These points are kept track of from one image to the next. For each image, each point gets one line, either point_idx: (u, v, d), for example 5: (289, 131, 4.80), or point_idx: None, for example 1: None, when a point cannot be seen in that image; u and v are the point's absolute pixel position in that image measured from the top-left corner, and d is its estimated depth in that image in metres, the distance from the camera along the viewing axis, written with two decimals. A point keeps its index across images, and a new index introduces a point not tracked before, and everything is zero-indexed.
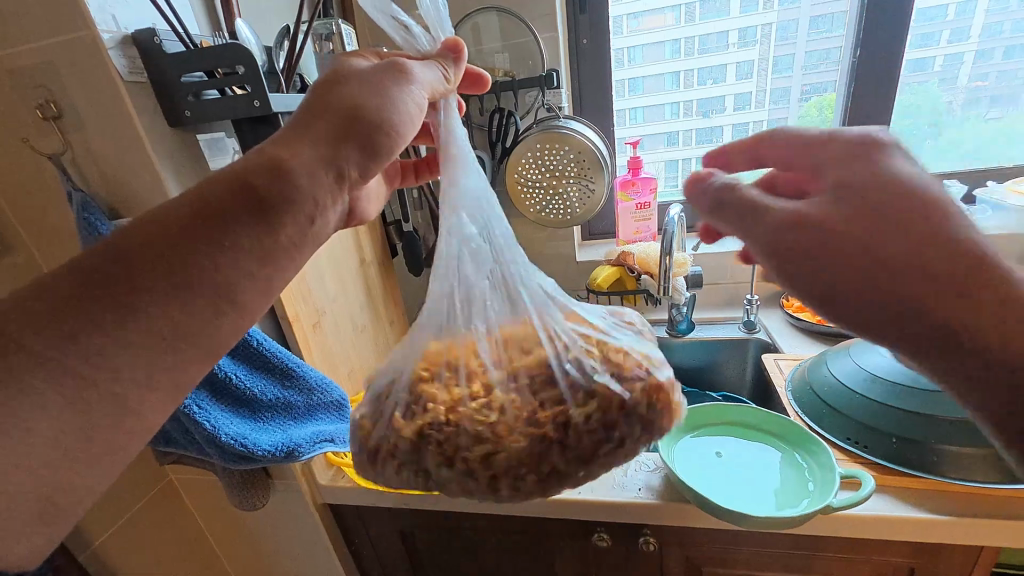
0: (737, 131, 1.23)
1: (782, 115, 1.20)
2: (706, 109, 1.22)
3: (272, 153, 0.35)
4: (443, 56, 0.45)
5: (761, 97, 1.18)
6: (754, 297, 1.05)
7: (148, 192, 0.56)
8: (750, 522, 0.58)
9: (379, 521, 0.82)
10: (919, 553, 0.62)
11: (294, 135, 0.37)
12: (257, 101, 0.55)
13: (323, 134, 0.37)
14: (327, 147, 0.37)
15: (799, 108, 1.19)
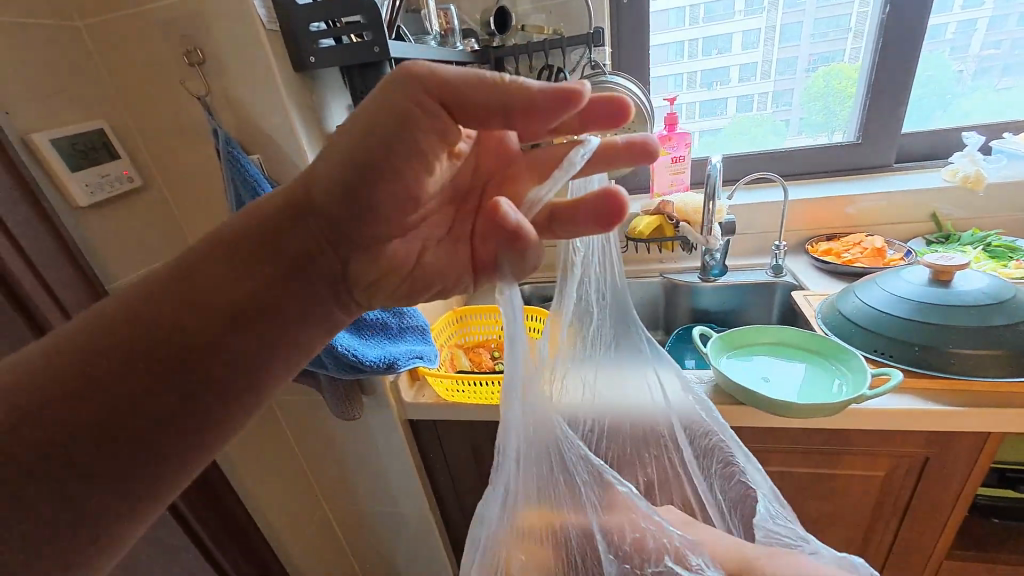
0: (741, 103, 1.33)
1: (787, 86, 1.29)
2: (709, 81, 1.31)
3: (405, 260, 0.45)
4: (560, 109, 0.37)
5: (767, 67, 1.28)
6: (781, 243, 1.15)
7: (277, 130, 0.64)
8: (803, 409, 0.69)
9: (452, 436, 0.93)
10: (933, 444, 0.73)
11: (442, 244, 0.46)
12: (376, 48, 0.62)
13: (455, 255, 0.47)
14: (451, 253, 0.47)
15: (805, 79, 1.28)
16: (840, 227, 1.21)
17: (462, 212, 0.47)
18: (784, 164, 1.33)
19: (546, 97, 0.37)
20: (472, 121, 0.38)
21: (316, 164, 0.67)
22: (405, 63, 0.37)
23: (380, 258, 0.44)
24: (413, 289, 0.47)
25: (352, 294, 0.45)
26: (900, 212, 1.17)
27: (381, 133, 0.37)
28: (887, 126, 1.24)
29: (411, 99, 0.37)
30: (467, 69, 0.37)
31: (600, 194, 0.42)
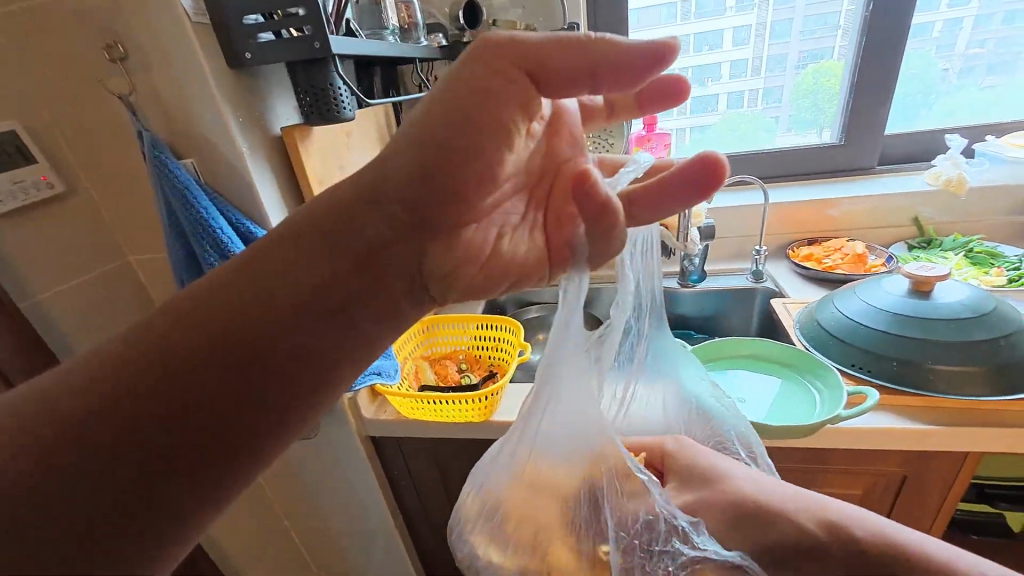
0: (732, 99, 1.29)
1: (777, 83, 1.26)
2: (701, 78, 1.28)
3: (490, 247, 0.42)
4: (652, 65, 0.35)
5: (757, 64, 1.24)
6: (761, 248, 1.12)
7: (211, 132, 0.59)
8: (774, 431, 0.66)
9: (416, 453, 0.89)
10: (912, 462, 0.71)
11: (528, 228, 0.44)
12: (316, 43, 0.56)
13: (536, 243, 0.45)
14: (535, 237, 0.45)
15: (795, 76, 1.24)
16: (821, 230, 1.18)
17: (535, 203, 0.45)
18: (765, 166, 1.29)
19: (641, 54, 0.34)
20: (557, 88, 0.36)
21: (257, 170, 0.62)
22: (482, 36, 0.35)
23: (459, 245, 0.39)
24: (489, 281, 0.42)
25: (428, 290, 0.40)
26: (882, 216, 1.15)
27: (461, 105, 0.34)
28: (871, 127, 1.21)
29: (485, 70, 0.34)
30: (550, 32, 0.35)
31: (689, 161, 0.41)
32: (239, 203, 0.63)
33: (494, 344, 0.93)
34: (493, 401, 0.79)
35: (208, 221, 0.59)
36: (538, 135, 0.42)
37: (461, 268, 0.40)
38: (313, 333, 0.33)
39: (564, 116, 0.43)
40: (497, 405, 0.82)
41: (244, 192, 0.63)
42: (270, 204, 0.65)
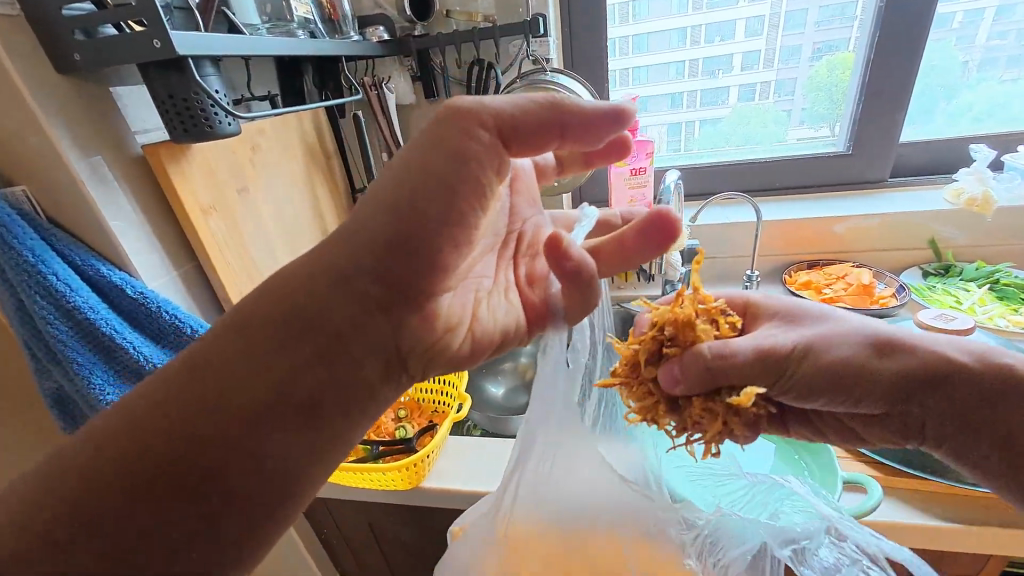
0: (743, 92, 1.11)
1: (791, 75, 1.08)
2: (711, 69, 1.10)
3: (471, 317, 0.38)
4: (612, 120, 0.34)
5: (771, 56, 1.07)
6: (754, 273, 0.98)
7: (40, 153, 0.47)
8: None
9: (345, 512, 0.78)
10: (919, 558, 0.58)
11: (504, 291, 0.41)
12: (156, 41, 0.44)
13: (517, 307, 0.42)
14: (515, 303, 0.41)
15: (809, 68, 1.07)
16: (824, 251, 1.04)
17: (504, 262, 0.42)
18: (762, 175, 1.15)
19: (608, 114, 0.33)
20: (529, 149, 0.32)
21: (105, 197, 0.51)
22: (446, 102, 0.31)
23: (440, 314, 0.35)
24: (475, 350, 0.38)
25: (409, 369, 0.35)
26: (892, 237, 1.00)
27: (433, 174, 0.29)
28: (885, 134, 1.06)
29: (459, 135, 0.30)
30: (518, 96, 0.32)
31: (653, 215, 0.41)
32: (89, 240, 0.52)
33: (438, 388, 0.81)
34: (424, 465, 0.67)
35: (36, 265, 0.47)
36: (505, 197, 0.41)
37: (445, 340, 0.35)
38: (215, 444, 0.27)
39: (520, 179, 0.43)
40: (429, 468, 0.70)
41: (93, 227, 0.51)
42: (127, 238, 0.53)
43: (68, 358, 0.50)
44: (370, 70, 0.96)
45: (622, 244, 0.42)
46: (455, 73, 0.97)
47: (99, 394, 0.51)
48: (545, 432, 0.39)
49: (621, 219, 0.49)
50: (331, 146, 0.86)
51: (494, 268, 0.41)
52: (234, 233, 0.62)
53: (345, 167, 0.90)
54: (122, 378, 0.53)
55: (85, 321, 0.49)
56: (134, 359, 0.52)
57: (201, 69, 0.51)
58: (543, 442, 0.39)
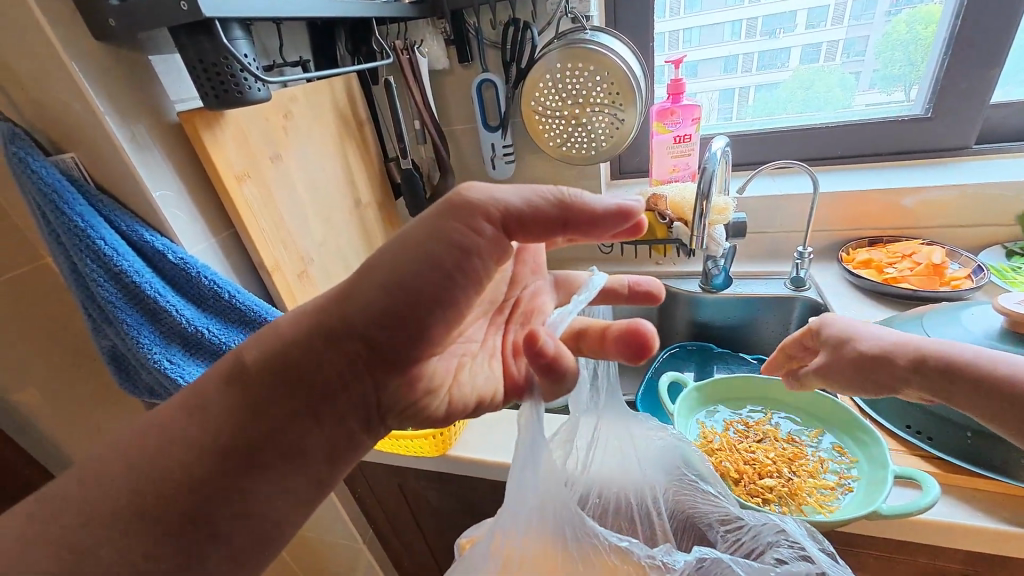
0: (806, 52, 1.01)
1: (864, 32, 0.97)
2: (771, 28, 1.00)
3: (448, 384, 0.39)
4: (614, 220, 0.33)
5: (840, 11, 0.96)
6: (807, 249, 0.91)
7: (84, 120, 0.49)
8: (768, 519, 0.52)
9: (377, 474, 0.81)
10: (978, 562, 0.54)
11: (488, 358, 0.43)
12: (183, 3, 0.44)
13: (498, 376, 0.42)
14: (497, 373, 0.42)
15: (884, 24, 0.95)
16: (889, 227, 0.95)
17: (495, 326, 0.45)
18: (824, 143, 1.05)
19: (609, 213, 0.33)
20: (528, 236, 0.33)
21: (147, 165, 0.53)
22: (456, 190, 0.33)
23: (423, 376, 0.38)
24: (449, 415, 0.39)
25: (386, 423, 0.38)
26: (972, 213, 0.90)
27: (419, 257, 0.32)
28: (972, 96, 0.94)
29: (461, 226, 0.32)
30: (524, 189, 0.33)
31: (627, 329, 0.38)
32: (133, 206, 0.54)
33: None
34: (451, 434, 0.68)
35: (85, 230, 0.49)
36: (506, 268, 0.44)
37: (424, 401, 0.38)
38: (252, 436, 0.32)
39: (527, 251, 0.45)
40: (457, 437, 0.71)
41: (137, 193, 0.53)
42: (167, 205, 0.55)
43: (118, 318, 0.53)
44: (402, 34, 0.93)
45: (600, 339, 0.40)
46: (489, 35, 0.93)
47: (146, 354, 0.54)
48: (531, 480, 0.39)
49: (629, 288, 0.46)
50: (363, 113, 0.85)
51: (484, 332, 0.44)
52: (267, 202, 0.63)
53: (378, 137, 0.89)
54: (167, 338, 0.56)
55: (131, 284, 0.52)
56: (177, 320, 0.55)
57: (228, 32, 0.50)
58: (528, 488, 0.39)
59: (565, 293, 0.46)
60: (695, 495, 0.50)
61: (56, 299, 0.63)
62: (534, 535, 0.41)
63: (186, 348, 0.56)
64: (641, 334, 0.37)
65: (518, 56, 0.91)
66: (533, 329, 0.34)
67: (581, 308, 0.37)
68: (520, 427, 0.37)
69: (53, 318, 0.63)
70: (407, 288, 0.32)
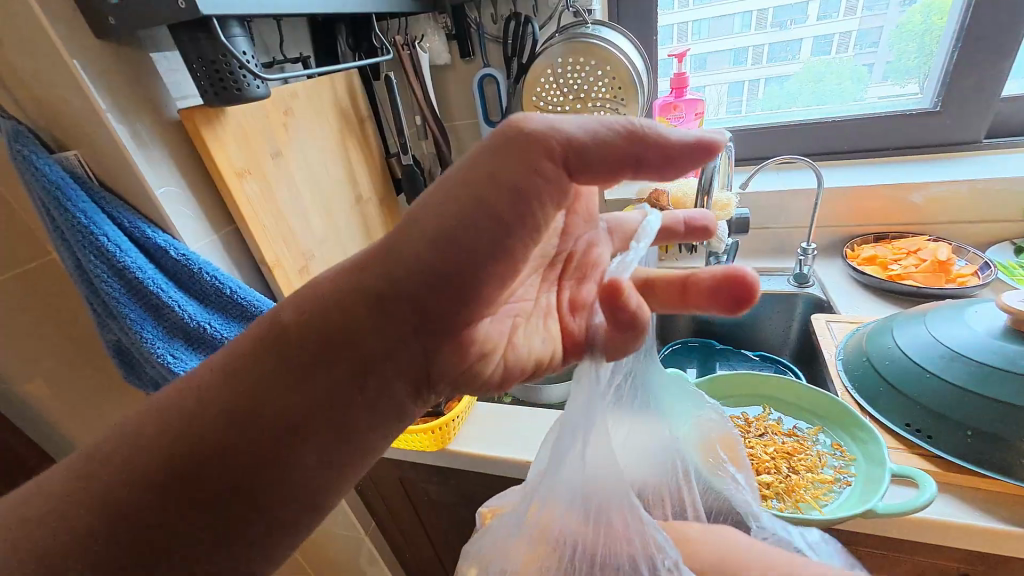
0: (816, 44, 0.99)
1: (877, 24, 0.95)
2: (782, 20, 0.98)
3: (503, 345, 0.39)
4: (692, 156, 0.30)
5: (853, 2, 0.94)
6: (811, 245, 0.90)
7: (86, 118, 0.49)
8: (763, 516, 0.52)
9: (378, 467, 0.82)
10: (977, 562, 0.54)
11: (542, 314, 0.42)
12: (181, 2, 0.45)
13: (552, 334, 0.42)
14: (551, 331, 0.42)
15: (899, 15, 0.93)
16: (896, 223, 0.94)
17: (548, 282, 0.43)
18: (830, 137, 1.04)
19: (689, 147, 0.30)
20: (594, 175, 0.30)
21: (148, 162, 0.53)
22: (514, 119, 0.30)
23: (476, 341, 0.37)
24: (507, 377, 0.39)
25: (435, 391, 0.37)
26: (981, 209, 0.88)
27: (477, 197, 0.30)
28: (984, 89, 0.92)
29: (521, 160, 0.29)
30: (590, 119, 0.30)
31: (718, 277, 0.36)
32: (136, 203, 0.55)
33: None
34: (451, 429, 0.69)
35: (88, 226, 0.50)
36: (558, 220, 0.41)
37: (476, 367, 0.37)
38: None
39: (581, 197, 0.42)
40: (456, 432, 0.72)
41: (138, 190, 0.54)
42: (167, 201, 0.56)
43: (121, 313, 0.53)
44: (403, 29, 0.93)
45: (683, 288, 0.39)
46: (491, 30, 0.93)
47: (150, 349, 0.55)
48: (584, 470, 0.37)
49: (686, 224, 0.45)
50: (364, 109, 0.85)
51: (536, 289, 0.42)
52: (268, 198, 0.64)
53: (379, 133, 0.89)
54: (170, 333, 0.56)
55: (134, 280, 0.52)
56: (180, 316, 0.55)
57: (227, 29, 0.50)
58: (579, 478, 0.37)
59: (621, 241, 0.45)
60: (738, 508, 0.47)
61: (62, 295, 0.64)
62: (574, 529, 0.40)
63: (188, 343, 0.57)
64: (743, 283, 0.35)
65: (519, 50, 0.90)
66: (614, 278, 0.32)
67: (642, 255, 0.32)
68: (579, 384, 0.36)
69: (60, 312, 0.64)
70: (455, 240, 0.30)
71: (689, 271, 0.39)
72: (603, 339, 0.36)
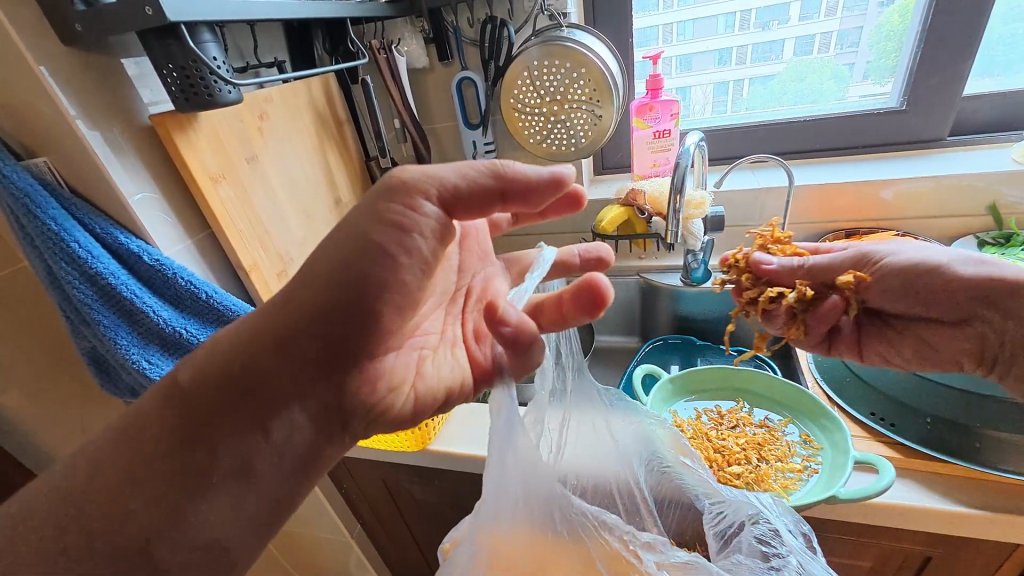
0: (799, 45, 1.01)
1: (856, 24, 0.97)
2: (765, 21, 1.00)
3: (410, 379, 0.41)
4: (552, 188, 0.34)
5: (834, 3, 0.96)
6: (784, 241, 0.92)
7: (54, 124, 0.49)
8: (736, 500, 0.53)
9: (361, 469, 0.82)
10: (939, 543, 0.56)
11: (448, 346, 0.44)
12: (148, 8, 0.45)
13: (458, 365, 0.44)
14: (457, 364, 0.44)
15: (877, 16, 0.96)
16: (866, 219, 0.96)
17: (453, 314, 0.46)
18: (803, 137, 1.06)
19: (546, 181, 0.34)
20: (470, 212, 0.34)
21: (118, 168, 0.53)
22: (393, 171, 0.33)
23: (383, 375, 0.40)
24: (417, 409, 0.42)
25: (350, 430, 0.39)
26: (946, 204, 0.91)
27: (354, 249, 0.33)
28: (948, 89, 0.95)
29: (400, 206, 0.32)
30: (461, 164, 0.34)
31: (581, 289, 0.39)
32: (108, 209, 0.55)
33: None
34: (431, 429, 0.70)
35: (59, 233, 0.50)
36: (453, 254, 0.45)
37: (385, 401, 0.40)
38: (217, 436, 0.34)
39: (470, 235, 0.47)
40: (437, 432, 0.72)
41: (109, 195, 0.54)
42: (139, 207, 0.55)
43: (94, 320, 0.53)
44: (380, 33, 0.93)
45: (559, 307, 0.41)
46: (468, 33, 0.94)
47: (126, 356, 0.55)
48: (503, 467, 0.41)
49: (580, 257, 0.49)
50: (341, 112, 0.85)
51: (443, 321, 0.45)
52: (243, 202, 0.64)
53: (357, 137, 0.89)
54: (146, 339, 0.56)
55: (107, 286, 0.52)
56: (156, 321, 0.56)
57: (196, 35, 0.51)
58: (501, 476, 0.41)
59: (517, 270, 0.50)
60: (677, 466, 0.52)
61: (32, 302, 0.63)
62: (519, 524, 0.44)
63: (165, 348, 0.57)
64: (596, 288, 0.39)
65: (497, 53, 0.91)
66: (495, 302, 0.38)
67: (534, 285, 0.42)
68: (493, 410, 0.39)
69: (30, 320, 0.63)
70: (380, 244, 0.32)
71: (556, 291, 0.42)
72: (509, 361, 0.40)
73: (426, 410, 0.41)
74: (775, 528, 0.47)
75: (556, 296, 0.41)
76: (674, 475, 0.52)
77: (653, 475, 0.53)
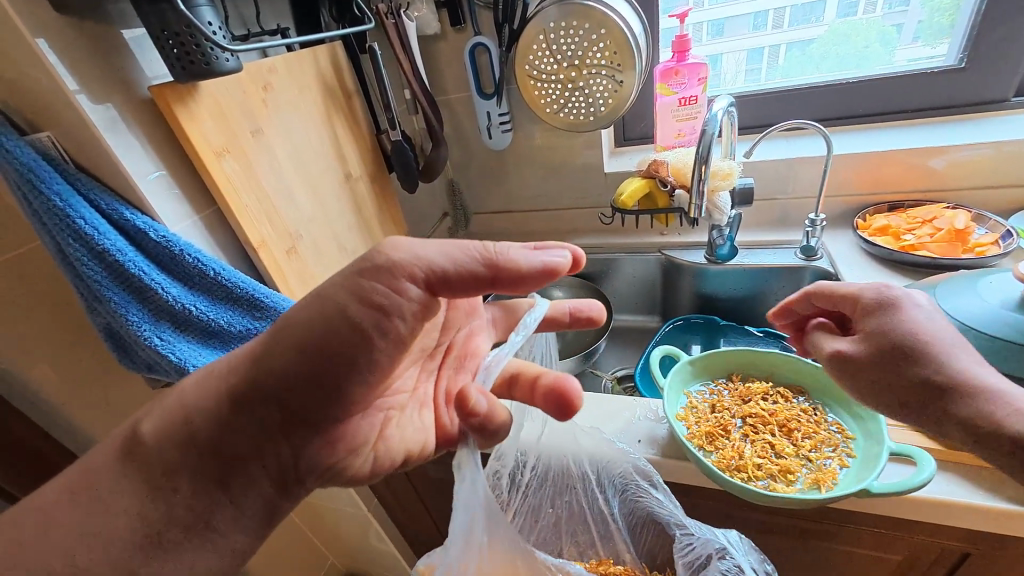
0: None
1: None
2: None
3: (374, 441, 0.45)
4: (537, 277, 0.37)
5: None
6: (819, 216, 0.85)
7: (53, 96, 0.48)
8: (736, 489, 0.51)
9: None
10: (979, 540, 0.52)
11: (416, 406, 0.48)
12: None
13: (421, 429, 0.48)
14: (424, 424, 0.48)
15: None
16: (912, 191, 0.89)
17: (426, 372, 0.50)
18: (844, 102, 0.98)
19: (535, 271, 0.36)
20: (453, 292, 0.37)
21: (121, 143, 0.52)
22: (385, 246, 0.36)
23: (343, 439, 0.44)
24: (378, 466, 0.45)
25: (306, 484, 0.43)
26: (1005, 175, 0.83)
27: (326, 331, 0.36)
28: (1015, 44, 0.85)
29: (382, 286, 0.36)
30: (450, 249, 0.36)
31: (554, 386, 0.45)
32: (114, 185, 0.54)
33: None
34: None
35: (64, 209, 0.49)
36: (438, 315, 0.48)
37: (346, 462, 0.44)
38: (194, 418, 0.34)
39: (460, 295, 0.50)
40: None
41: (113, 170, 0.53)
42: (142, 183, 0.55)
43: (104, 296, 0.53)
44: None
45: (532, 391, 0.46)
46: None
47: (137, 332, 0.54)
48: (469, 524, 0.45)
49: (570, 316, 0.49)
50: (351, 84, 0.82)
51: (414, 380, 0.49)
52: (248, 176, 0.62)
53: (366, 110, 0.86)
54: (156, 315, 0.56)
55: (115, 263, 0.52)
56: (164, 298, 0.55)
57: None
58: (463, 531, 0.45)
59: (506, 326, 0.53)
60: (648, 496, 0.57)
61: None
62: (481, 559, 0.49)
63: (175, 325, 0.57)
64: (569, 394, 0.44)
65: (511, 16, 0.86)
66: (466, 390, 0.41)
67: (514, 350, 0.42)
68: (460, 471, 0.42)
69: None
70: None
71: (535, 369, 0.47)
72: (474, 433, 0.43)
73: (385, 470, 0.45)
74: (739, 565, 0.53)
75: (533, 377, 0.46)
76: (645, 503, 0.58)
77: (629, 500, 0.59)
